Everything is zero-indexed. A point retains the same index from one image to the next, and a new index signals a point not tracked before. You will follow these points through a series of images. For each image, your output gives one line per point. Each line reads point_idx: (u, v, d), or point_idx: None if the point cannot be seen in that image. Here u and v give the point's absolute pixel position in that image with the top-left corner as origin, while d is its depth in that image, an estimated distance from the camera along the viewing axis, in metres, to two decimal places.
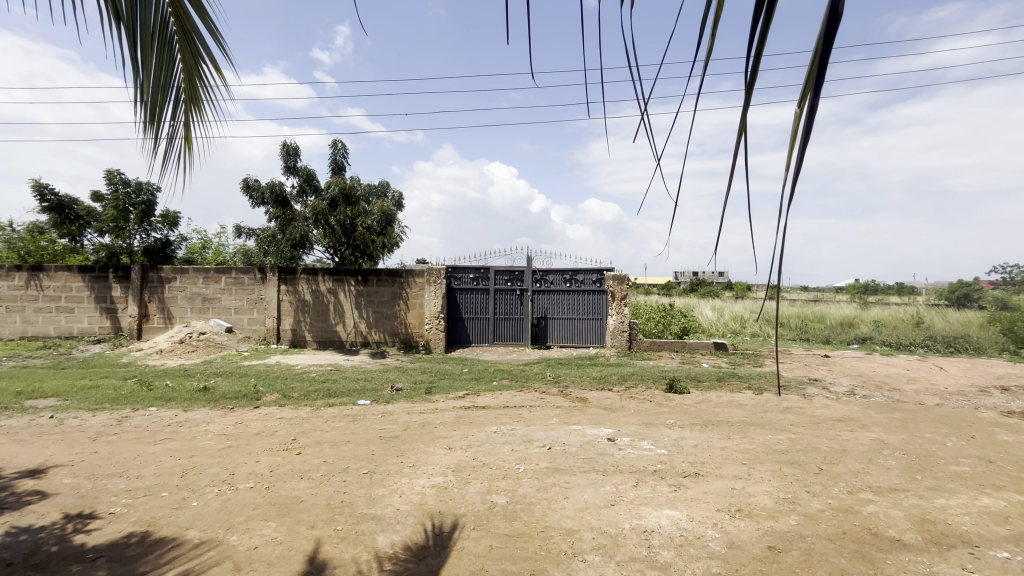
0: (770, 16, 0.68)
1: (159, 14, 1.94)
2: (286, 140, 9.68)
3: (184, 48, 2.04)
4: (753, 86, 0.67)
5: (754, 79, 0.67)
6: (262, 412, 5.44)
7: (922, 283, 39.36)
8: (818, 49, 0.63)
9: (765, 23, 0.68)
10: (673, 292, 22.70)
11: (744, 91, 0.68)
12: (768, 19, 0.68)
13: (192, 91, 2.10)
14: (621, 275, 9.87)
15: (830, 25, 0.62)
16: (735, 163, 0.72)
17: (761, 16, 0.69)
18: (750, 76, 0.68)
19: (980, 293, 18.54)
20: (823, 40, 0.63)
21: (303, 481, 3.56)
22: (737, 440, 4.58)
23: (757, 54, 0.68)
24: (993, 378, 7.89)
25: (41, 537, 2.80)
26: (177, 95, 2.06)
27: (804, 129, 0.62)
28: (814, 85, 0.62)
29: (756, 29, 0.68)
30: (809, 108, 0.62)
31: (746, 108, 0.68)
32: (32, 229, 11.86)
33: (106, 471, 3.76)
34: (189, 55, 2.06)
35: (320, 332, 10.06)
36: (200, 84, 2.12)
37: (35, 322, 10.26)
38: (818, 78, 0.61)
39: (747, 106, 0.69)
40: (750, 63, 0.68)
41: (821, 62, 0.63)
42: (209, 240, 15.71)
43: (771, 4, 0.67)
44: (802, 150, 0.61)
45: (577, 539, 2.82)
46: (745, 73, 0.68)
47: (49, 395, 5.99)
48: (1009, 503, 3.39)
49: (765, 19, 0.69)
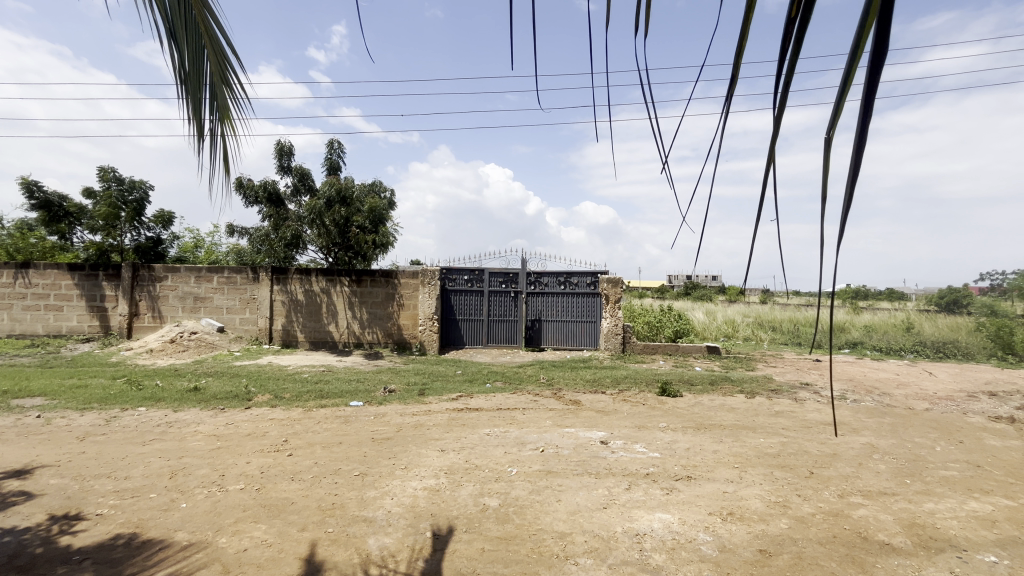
0: (799, 39, 0.66)
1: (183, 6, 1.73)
2: (279, 139, 9.66)
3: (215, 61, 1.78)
4: (783, 113, 0.64)
5: (784, 106, 0.64)
6: (254, 413, 5.40)
7: (912, 290, 39.69)
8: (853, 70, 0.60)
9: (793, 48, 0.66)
10: (667, 296, 22.86)
11: (773, 117, 0.65)
12: (797, 42, 0.66)
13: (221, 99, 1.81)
14: (615, 278, 9.88)
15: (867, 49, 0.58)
16: (763, 192, 0.68)
17: (789, 45, 0.67)
18: (778, 104, 0.65)
19: (968, 299, 18.81)
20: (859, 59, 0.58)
21: (294, 483, 3.53)
22: (729, 444, 4.60)
23: (789, 78, 0.65)
24: (981, 383, 7.97)
25: (25, 538, 2.76)
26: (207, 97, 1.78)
27: (851, 159, 0.56)
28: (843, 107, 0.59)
29: (785, 53, 0.66)
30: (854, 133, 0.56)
31: (774, 135, 0.65)
32: (21, 226, 11.73)
33: (93, 471, 3.71)
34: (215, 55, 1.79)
35: (313, 333, 10.01)
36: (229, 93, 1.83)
37: (23, 320, 10.15)
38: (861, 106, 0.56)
39: (776, 132, 0.65)
40: (779, 88, 0.65)
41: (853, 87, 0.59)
42: (201, 238, 15.59)
43: (803, 28, 0.64)
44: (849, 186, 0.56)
45: (569, 542, 2.81)
46: (774, 101, 0.65)
47: (37, 394, 5.93)
48: (996, 507, 3.43)
49: (795, 43, 0.66)
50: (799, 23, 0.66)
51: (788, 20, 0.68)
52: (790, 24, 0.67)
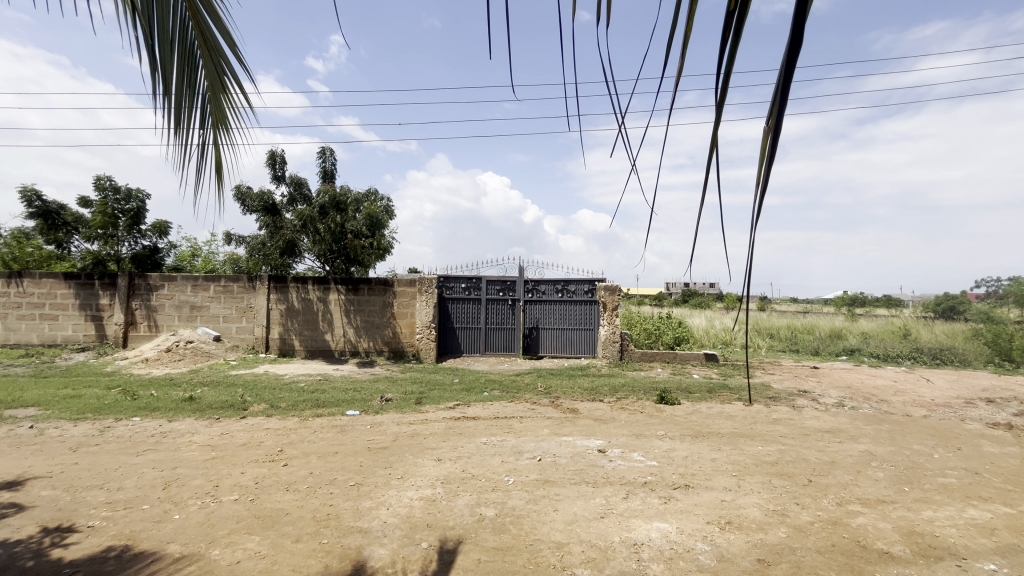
0: (740, 31, 0.64)
1: (178, 23, 1.79)
2: (272, 149, 9.73)
3: (208, 64, 1.87)
4: (723, 103, 0.62)
5: (724, 96, 0.62)
6: (249, 423, 5.36)
7: (909, 297, 39.59)
8: (782, 69, 0.59)
9: (734, 43, 0.64)
10: (665, 303, 23.02)
11: (714, 108, 0.63)
12: (735, 41, 0.64)
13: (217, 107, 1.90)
14: (612, 285, 9.89)
15: (799, 30, 0.58)
16: (708, 179, 0.67)
17: (728, 40, 0.65)
18: (720, 92, 0.63)
19: (965, 306, 18.89)
20: (789, 62, 0.59)
21: (289, 494, 3.49)
22: (727, 452, 4.58)
23: (727, 69, 0.64)
24: (978, 390, 7.98)
25: (16, 552, 2.72)
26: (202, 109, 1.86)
27: (769, 144, 0.59)
28: (778, 100, 0.59)
29: (724, 49, 0.64)
30: (774, 128, 0.58)
31: (716, 126, 0.63)
32: (17, 235, 11.71)
33: (86, 483, 3.67)
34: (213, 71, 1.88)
35: (309, 341, 9.97)
36: (225, 100, 1.92)
37: (18, 329, 10.08)
38: (778, 104, 0.58)
39: (718, 121, 0.63)
40: (719, 83, 0.64)
41: (785, 82, 0.59)
42: (198, 247, 15.51)
43: (739, 24, 0.63)
44: (768, 164, 0.58)
45: (566, 552, 2.79)
46: (714, 92, 0.64)
47: (30, 405, 5.87)
48: (995, 515, 3.41)
49: (732, 39, 0.65)
50: (737, 16, 0.65)
51: (728, 12, 0.66)
52: (730, 14, 0.66)
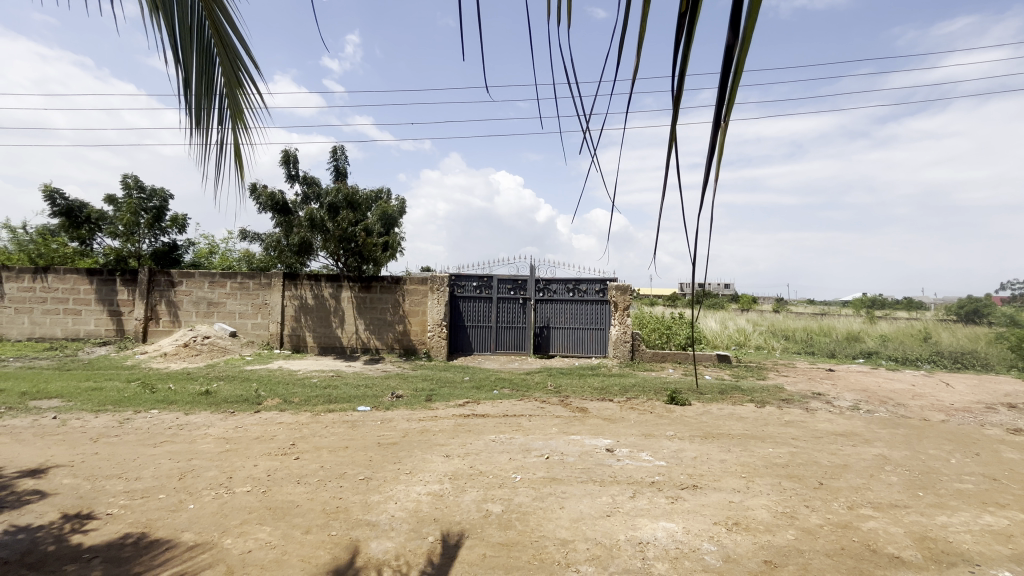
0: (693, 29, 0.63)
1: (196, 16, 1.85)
2: (286, 150, 9.94)
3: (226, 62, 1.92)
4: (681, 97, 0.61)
5: (680, 92, 0.61)
6: (262, 417, 5.46)
7: (932, 300, 38.44)
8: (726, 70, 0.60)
9: (688, 43, 0.64)
10: (679, 304, 22.95)
11: (670, 103, 0.62)
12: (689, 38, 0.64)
13: (235, 105, 1.96)
14: (624, 285, 9.86)
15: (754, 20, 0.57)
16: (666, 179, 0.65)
17: (682, 38, 0.64)
18: (675, 90, 0.62)
19: (990, 309, 18.42)
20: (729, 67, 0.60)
21: (300, 486, 3.56)
22: (737, 453, 4.55)
23: (681, 68, 0.63)
24: (1000, 395, 7.79)
25: (38, 536, 2.82)
26: (220, 108, 1.93)
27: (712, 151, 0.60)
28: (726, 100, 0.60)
29: (677, 48, 0.64)
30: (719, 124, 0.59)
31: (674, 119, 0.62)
32: (42, 232, 12.03)
33: (105, 472, 3.78)
34: (228, 64, 1.92)
35: (322, 337, 10.11)
36: (241, 95, 1.98)
37: (42, 324, 10.38)
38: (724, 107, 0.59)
39: (676, 115, 0.62)
40: (675, 77, 0.63)
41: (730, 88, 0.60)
42: (216, 243, 15.78)
43: (692, 21, 0.62)
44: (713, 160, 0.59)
45: (572, 549, 2.80)
46: (671, 87, 0.62)
47: (54, 396, 6.05)
48: (1012, 522, 3.34)
49: (686, 38, 0.64)
50: (690, 17, 0.64)
51: (680, 14, 0.65)
52: (683, 17, 0.65)
